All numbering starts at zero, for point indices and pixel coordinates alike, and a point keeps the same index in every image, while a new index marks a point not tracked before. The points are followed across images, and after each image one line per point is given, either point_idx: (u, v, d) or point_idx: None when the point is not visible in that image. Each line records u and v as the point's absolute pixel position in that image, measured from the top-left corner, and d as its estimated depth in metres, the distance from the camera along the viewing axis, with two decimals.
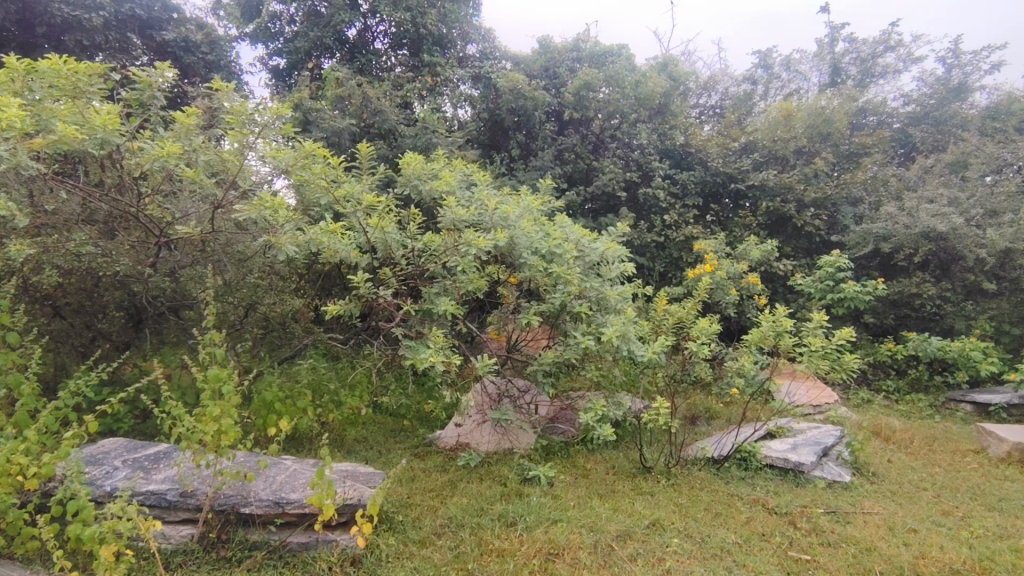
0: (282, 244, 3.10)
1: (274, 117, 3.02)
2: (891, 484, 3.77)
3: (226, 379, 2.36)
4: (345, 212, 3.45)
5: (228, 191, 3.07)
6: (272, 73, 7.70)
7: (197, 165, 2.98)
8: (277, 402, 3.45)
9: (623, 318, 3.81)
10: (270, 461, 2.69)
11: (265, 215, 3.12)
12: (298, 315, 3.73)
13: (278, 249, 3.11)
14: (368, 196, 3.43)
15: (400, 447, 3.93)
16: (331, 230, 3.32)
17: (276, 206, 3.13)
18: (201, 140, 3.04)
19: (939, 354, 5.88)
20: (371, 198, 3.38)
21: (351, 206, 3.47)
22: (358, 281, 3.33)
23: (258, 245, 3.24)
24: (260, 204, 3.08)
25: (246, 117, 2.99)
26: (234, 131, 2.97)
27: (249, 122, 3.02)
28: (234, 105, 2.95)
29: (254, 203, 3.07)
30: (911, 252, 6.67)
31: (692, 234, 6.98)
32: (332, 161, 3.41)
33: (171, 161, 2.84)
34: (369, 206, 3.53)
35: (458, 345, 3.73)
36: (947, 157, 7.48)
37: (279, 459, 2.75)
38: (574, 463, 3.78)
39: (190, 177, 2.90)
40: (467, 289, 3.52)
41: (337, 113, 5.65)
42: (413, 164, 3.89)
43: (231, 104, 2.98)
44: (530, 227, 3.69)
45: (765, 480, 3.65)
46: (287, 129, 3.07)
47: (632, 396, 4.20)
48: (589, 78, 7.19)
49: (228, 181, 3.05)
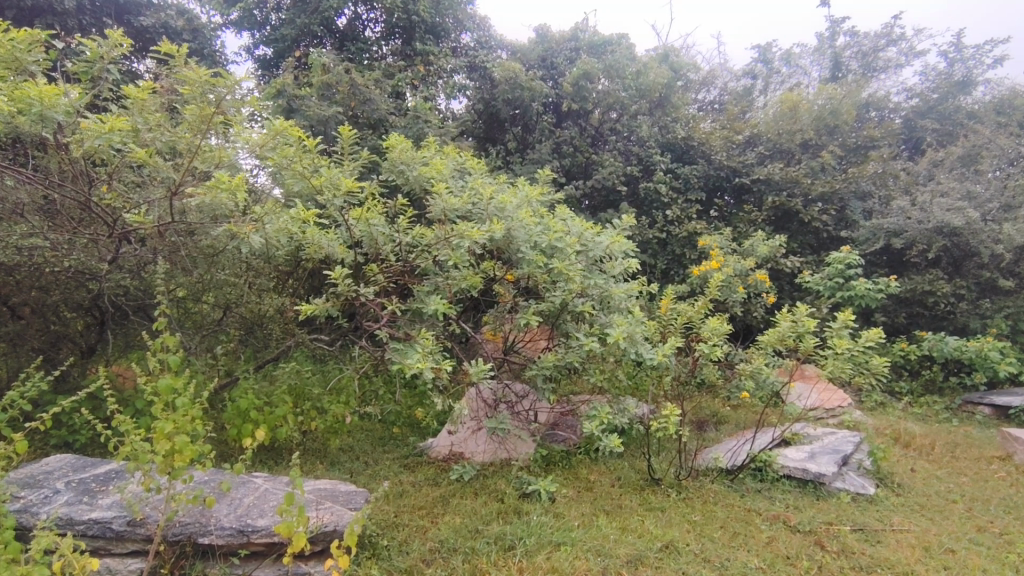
0: (250, 236, 2.81)
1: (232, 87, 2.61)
2: (918, 496, 3.50)
3: (181, 390, 2.05)
4: (322, 198, 3.10)
5: (185, 174, 2.75)
6: (258, 63, 7.38)
7: (152, 145, 2.66)
8: (253, 410, 3.23)
9: (629, 318, 3.53)
10: (237, 480, 2.42)
11: (227, 200, 2.81)
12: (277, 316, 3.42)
13: (243, 241, 2.85)
14: (348, 181, 3.04)
15: (389, 457, 3.65)
16: (303, 217, 3.03)
17: (235, 187, 2.80)
18: (157, 117, 2.71)
19: (955, 354, 5.62)
20: (349, 180, 2.99)
21: (329, 192, 3.10)
22: (336, 277, 2.99)
23: (223, 236, 2.93)
24: (216, 185, 2.75)
25: (202, 86, 2.62)
26: (192, 102, 2.64)
27: (207, 92, 2.65)
28: (187, 73, 2.58)
29: (213, 184, 2.76)
30: (925, 248, 6.40)
31: (696, 230, 6.70)
32: (315, 145, 3.09)
33: (116, 138, 2.51)
34: (350, 192, 3.14)
35: (451, 348, 3.45)
36: (958, 150, 7.21)
37: (249, 477, 2.47)
38: (576, 474, 3.50)
39: (141, 158, 2.58)
40: (461, 287, 3.23)
41: (322, 101, 5.31)
42: (399, 149, 3.55)
43: (184, 73, 2.59)
44: (528, 218, 3.41)
45: (784, 493, 3.37)
46: (254, 103, 2.72)
47: (638, 400, 3.94)
48: (589, 67, 6.90)
49: (185, 164, 2.73)
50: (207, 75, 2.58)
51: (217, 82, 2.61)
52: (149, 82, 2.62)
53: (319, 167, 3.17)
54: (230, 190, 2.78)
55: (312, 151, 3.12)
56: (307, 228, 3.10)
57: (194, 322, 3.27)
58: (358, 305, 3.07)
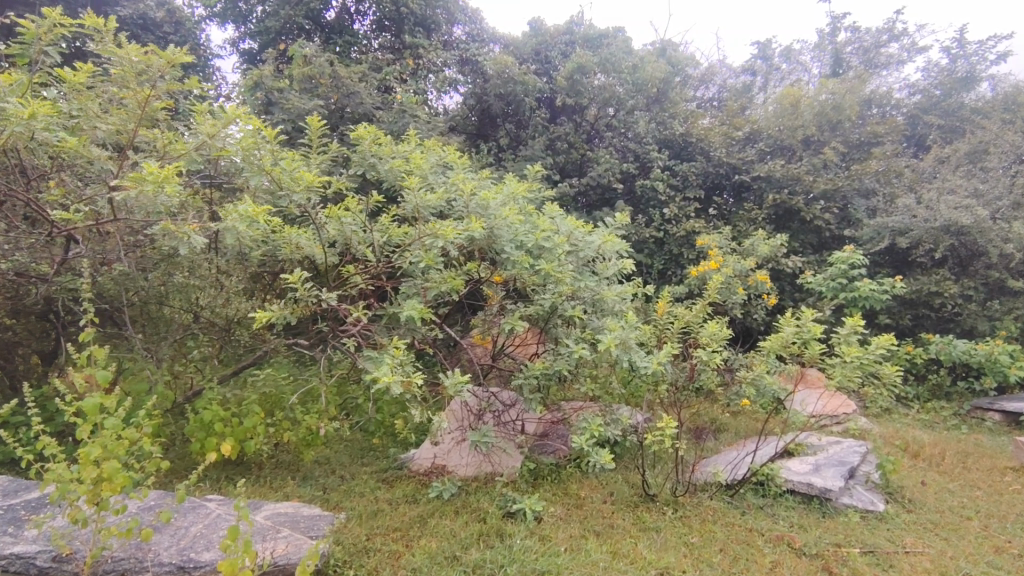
0: (190, 235, 2.45)
1: (168, 65, 2.42)
2: (930, 514, 3.29)
3: (112, 409, 1.85)
4: (283, 192, 2.81)
5: (125, 165, 2.51)
6: (242, 57, 7.14)
7: (91, 134, 2.42)
8: (217, 422, 3.06)
9: (622, 322, 3.31)
10: (187, 504, 2.22)
11: (157, 197, 2.38)
12: (246, 320, 3.26)
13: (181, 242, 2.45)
14: (308, 174, 2.72)
15: (367, 471, 3.43)
16: (253, 213, 2.67)
17: (164, 180, 2.36)
18: (97, 106, 2.45)
19: (965, 358, 5.40)
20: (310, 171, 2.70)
21: (290, 183, 2.80)
22: (295, 280, 2.71)
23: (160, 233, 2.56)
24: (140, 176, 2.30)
25: (135, 67, 2.43)
26: (128, 87, 2.44)
27: (142, 77, 2.46)
28: (117, 53, 2.39)
29: (138, 175, 2.32)
30: (931, 248, 6.18)
31: (694, 229, 6.49)
32: (276, 137, 2.80)
33: (40, 126, 2.20)
34: (313, 186, 2.80)
35: (434, 354, 3.24)
36: (965, 147, 7.00)
37: (201, 501, 2.27)
38: (566, 489, 3.28)
39: (74, 148, 2.32)
40: (440, 290, 2.99)
41: (304, 95, 5.08)
42: (367, 140, 3.25)
43: (115, 53, 2.39)
44: (513, 216, 3.19)
45: (787, 510, 3.16)
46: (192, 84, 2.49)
47: (632, 409, 3.72)
48: (583, 60, 6.62)
49: (125, 154, 2.50)
50: (135, 50, 2.39)
51: (151, 62, 2.41)
52: (84, 65, 2.32)
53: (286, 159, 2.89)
54: (158, 183, 2.33)
55: (270, 142, 2.83)
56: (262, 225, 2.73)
57: (165, 324, 3.18)
58: (321, 310, 2.81)
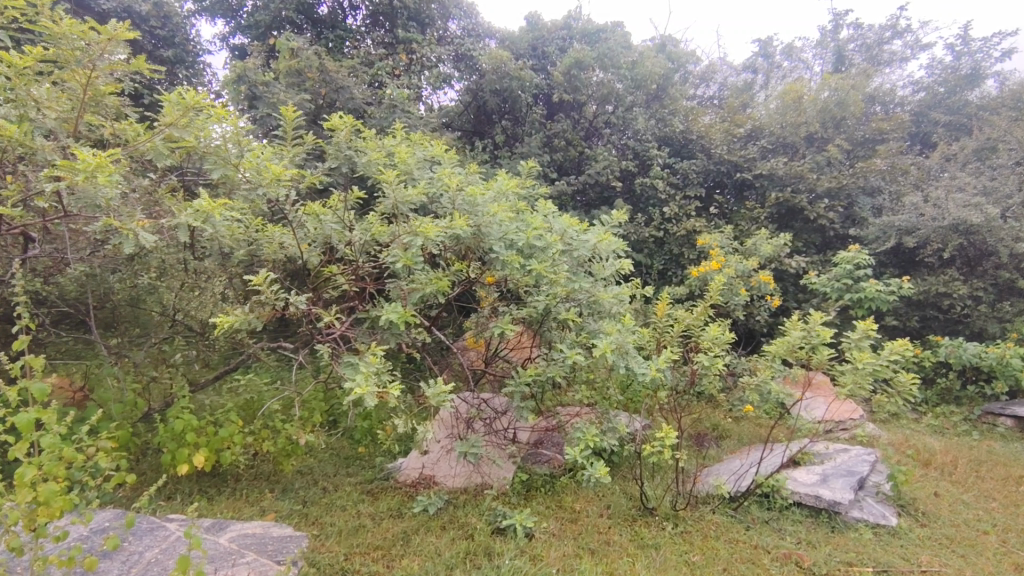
0: (133, 229, 2.24)
1: (108, 41, 2.22)
2: (945, 528, 3.12)
3: (53, 424, 1.67)
4: (253, 187, 2.63)
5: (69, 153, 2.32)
6: (232, 52, 6.97)
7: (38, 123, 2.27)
8: (190, 432, 2.89)
9: (619, 326, 3.13)
10: (144, 526, 2.07)
11: (95, 187, 2.17)
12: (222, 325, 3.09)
13: (127, 239, 2.24)
14: (274, 167, 2.53)
15: (351, 482, 3.26)
16: (208, 209, 2.44)
17: (98, 167, 2.11)
18: (43, 92, 2.28)
19: (975, 361, 5.20)
20: (274, 163, 2.53)
21: (252, 177, 2.64)
22: (260, 282, 2.50)
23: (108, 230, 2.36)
24: (72, 165, 2.09)
25: (75, 48, 2.24)
26: (74, 71, 2.27)
27: (87, 59, 2.28)
28: (54, 30, 2.19)
29: (67, 162, 2.09)
30: (939, 248, 6.00)
31: (694, 228, 6.31)
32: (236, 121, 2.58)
33: None
34: (281, 180, 2.61)
35: (423, 359, 3.07)
36: (972, 144, 6.83)
37: (161, 522, 2.13)
38: (560, 502, 3.11)
39: (14, 137, 2.16)
40: (426, 292, 2.78)
41: (290, 89, 4.90)
42: (344, 130, 3.02)
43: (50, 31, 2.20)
44: (503, 214, 3.01)
45: (794, 524, 2.99)
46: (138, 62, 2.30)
47: (630, 415, 3.55)
48: (581, 55, 6.50)
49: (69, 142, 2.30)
50: (70, 27, 2.18)
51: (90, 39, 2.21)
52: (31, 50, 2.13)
53: (250, 149, 2.72)
54: (91, 172, 2.11)
55: (237, 133, 2.63)
56: (218, 221, 2.52)
57: (143, 326, 3.10)
58: (291, 315, 2.63)
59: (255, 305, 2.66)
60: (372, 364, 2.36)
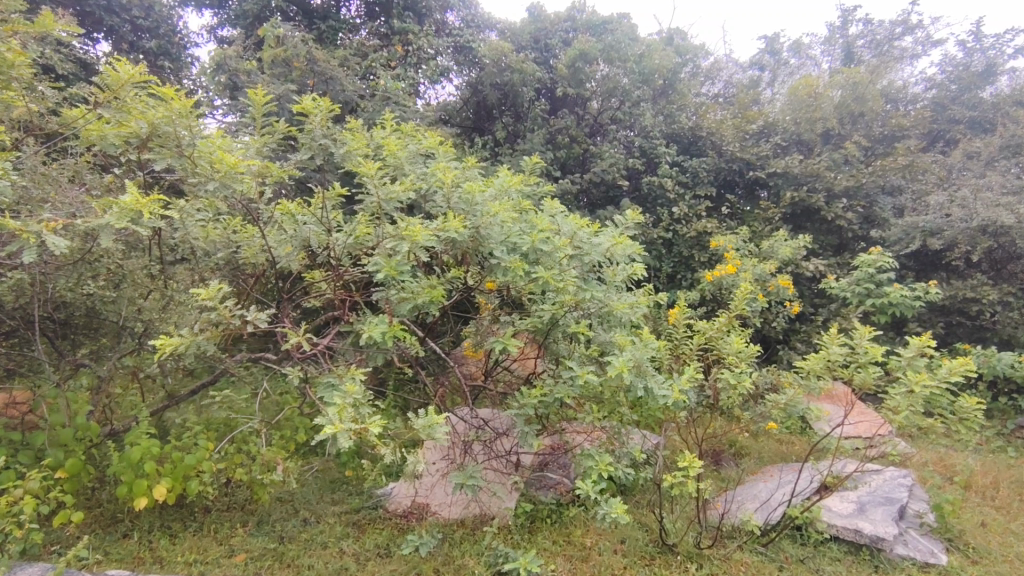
0: (41, 234, 1.95)
1: None
2: (1000, 566, 2.80)
3: None
4: (210, 181, 2.28)
5: None
6: (219, 44, 6.60)
7: None
8: (149, 460, 2.55)
9: (635, 339, 2.79)
10: None
11: None
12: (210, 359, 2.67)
13: (31, 244, 1.94)
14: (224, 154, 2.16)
15: (335, 511, 2.91)
16: (137, 207, 2.04)
17: None
18: None
19: (1011, 372, 4.84)
20: (222, 153, 2.20)
21: (201, 168, 2.30)
22: (209, 295, 2.15)
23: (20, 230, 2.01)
24: None
25: None
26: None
27: None
28: None
29: None
30: (966, 251, 5.66)
31: (706, 229, 5.96)
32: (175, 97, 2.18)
33: None
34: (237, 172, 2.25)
35: (415, 374, 2.73)
36: (998, 141, 6.47)
37: None
38: (570, 538, 2.78)
39: None
40: (417, 302, 2.44)
41: (275, 79, 4.56)
42: (319, 116, 2.67)
43: None
44: (505, 213, 2.67)
45: (833, 564, 2.68)
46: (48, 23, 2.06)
47: (645, 435, 3.21)
48: (585, 46, 6.17)
49: None
50: None
51: None
52: None
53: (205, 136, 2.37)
54: None
55: (185, 116, 2.25)
56: (149, 221, 2.13)
57: (103, 335, 2.74)
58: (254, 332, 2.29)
59: (207, 323, 2.31)
60: (350, 393, 2.02)
